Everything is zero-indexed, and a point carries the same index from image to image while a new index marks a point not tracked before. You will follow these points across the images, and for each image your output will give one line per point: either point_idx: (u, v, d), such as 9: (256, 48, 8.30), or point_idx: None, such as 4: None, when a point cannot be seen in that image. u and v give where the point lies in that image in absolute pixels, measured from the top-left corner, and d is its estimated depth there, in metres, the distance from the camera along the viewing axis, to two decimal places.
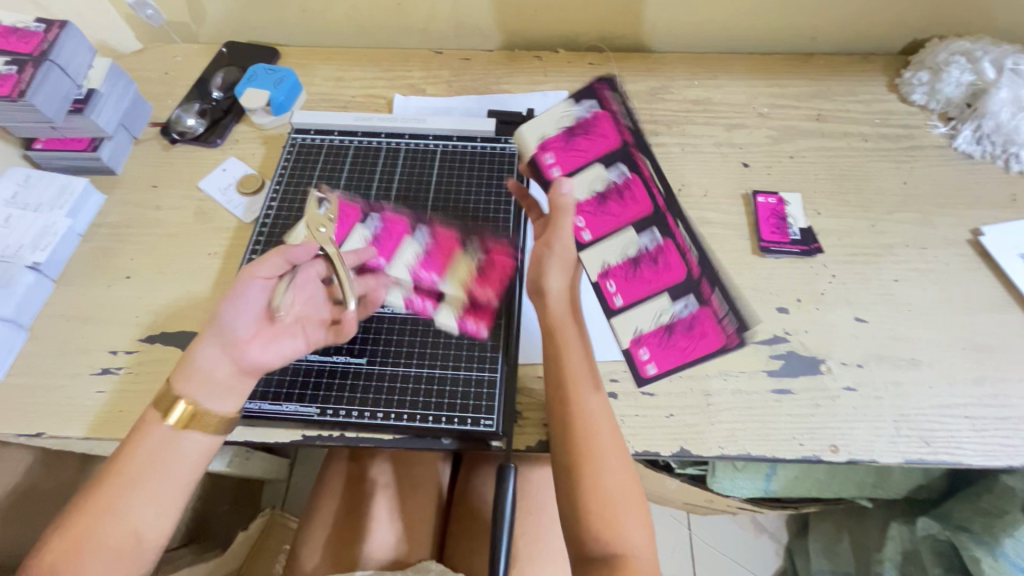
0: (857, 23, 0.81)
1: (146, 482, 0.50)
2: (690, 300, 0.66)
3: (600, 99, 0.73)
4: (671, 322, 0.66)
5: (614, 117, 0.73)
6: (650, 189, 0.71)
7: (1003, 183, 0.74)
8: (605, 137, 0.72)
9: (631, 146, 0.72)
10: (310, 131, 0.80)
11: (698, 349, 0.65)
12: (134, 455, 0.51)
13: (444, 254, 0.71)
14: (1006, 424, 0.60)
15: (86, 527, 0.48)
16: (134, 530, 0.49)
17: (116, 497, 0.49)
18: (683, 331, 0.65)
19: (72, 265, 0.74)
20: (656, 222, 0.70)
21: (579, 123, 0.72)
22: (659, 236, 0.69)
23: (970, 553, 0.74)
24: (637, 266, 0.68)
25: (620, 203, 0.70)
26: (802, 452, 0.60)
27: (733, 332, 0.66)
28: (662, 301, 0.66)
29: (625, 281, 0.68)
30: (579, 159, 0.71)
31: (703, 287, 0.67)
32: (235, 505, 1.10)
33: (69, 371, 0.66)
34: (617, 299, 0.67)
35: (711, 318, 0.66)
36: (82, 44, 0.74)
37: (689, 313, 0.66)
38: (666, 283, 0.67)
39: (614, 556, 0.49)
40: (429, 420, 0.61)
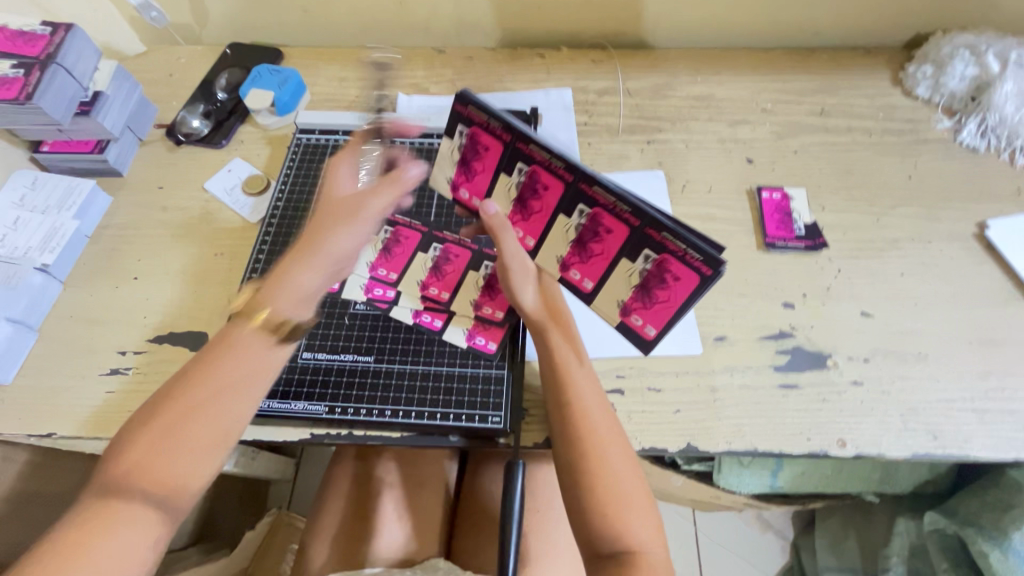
0: (860, 18, 0.81)
1: (213, 405, 0.46)
2: (648, 251, 0.54)
3: (467, 118, 0.57)
4: (645, 282, 0.56)
5: (485, 125, 0.56)
6: (553, 168, 0.55)
7: (1007, 176, 0.74)
8: (490, 151, 0.58)
9: (515, 137, 0.55)
10: (315, 130, 0.80)
11: (680, 292, 0.54)
12: (194, 378, 0.47)
13: (453, 270, 0.68)
14: (1014, 418, 0.60)
15: (173, 418, 0.45)
16: (196, 460, 0.45)
17: (207, 398, 0.46)
18: (660, 285, 0.55)
19: (79, 266, 0.74)
20: (577, 196, 0.55)
21: (464, 151, 0.60)
22: (587, 207, 0.55)
23: (978, 548, 0.74)
24: (584, 245, 0.58)
25: (537, 198, 0.58)
26: (810, 447, 0.60)
27: (702, 265, 0.51)
28: (626, 265, 0.56)
29: (583, 264, 0.59)
30: (484, 180, 0.61)
31: (653, 234, 0.52)
32: (241, 505, 1.10)
33: (78, 372, 0.67)
34: (587, 283, 0.61)
35: (676, 261, 0.53)
36: (88, 47, 0.74)
37: (654, 264, 0.54)
38: (618, 247, 0.56)
39: (623, 552, 0.50)
40: (437, 418, 0.61)
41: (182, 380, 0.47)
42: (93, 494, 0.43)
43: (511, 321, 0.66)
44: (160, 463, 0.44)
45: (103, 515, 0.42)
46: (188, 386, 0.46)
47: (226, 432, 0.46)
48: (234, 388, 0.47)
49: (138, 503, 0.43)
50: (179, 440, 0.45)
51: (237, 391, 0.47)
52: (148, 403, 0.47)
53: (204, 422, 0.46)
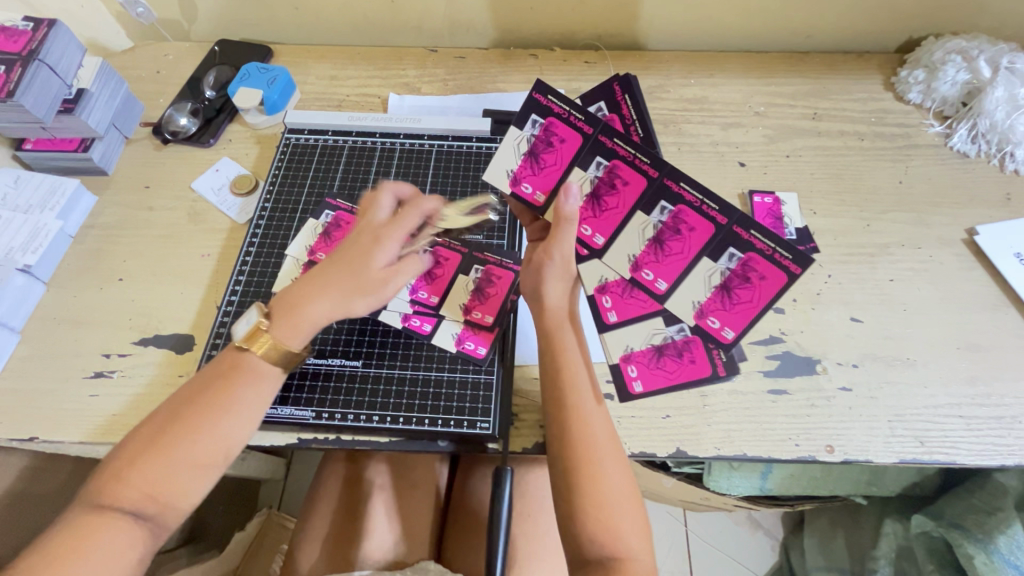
0: (854, 22, 0.81)
1: (212, 425, 0.50)
2: (733, 249, 0.55)
3: (545, 107, 0.55)
4: (726, 282, 0.56)
5: (565, 114, 0.54)
6: (637, 162, 0.54)
7: (997, 182, 0.74)
8: (565, 141, 0.55)
9: (598, 130, 0.54)
10: (304, 130, 0.80)
11: (764, 294, 0.56)
12: (195, 400, 0.51)
13: (442, 274, 0.68)
14: (1000, 424, 0.60)
15: (176, 430, 0.50)
16: (188, 478, 0.49)
17: (206, 415, 0.50)
18: (742, 286, 0.56)
19: (63, 267, 0.73)
20: (659, 193, 0.54)
21: (536, 143, 0.56)
22: (671, 204, 0.54)
23: (963, 551, 0.75)
24: (661, 245, 0.57)
25: (612, 194, 0.56)
26: (798, 453, 0.60)
27: (791, 263, 0.53)
28: (706, 264, 0.56)
29: (621, 297, 0.64)
30: (554, 174, 0.57)
31: (740, 233, 0.54)
32: (230, 505, 1.09)
33: (62, 374, 0.66)
34: (660, 285, 0.59)
35: (764, 260, 0.54)
36: (71, 42, 0.73)
37: (737, 264, 0.55)
38: (699, 247, 0.56)
39: (611, 558, 0.50)
40: (425, 424, 0.61)
41: (181, 401, 0.51)
42: (84, 508, 0.47)
43: (500, 327, 0.65)
44: (151, 481, 0.48)
45: (94, 528, 0.46)
46: (195, 403, 0.51)
47: (220, 454, 0.51)
48: (233, 409, 0.52)
49: (124, 520, 0.47)
50: (174, 458, 0.49)
51: (235, 417, 0.52)
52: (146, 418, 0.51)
53: (202, 440, 0.50)
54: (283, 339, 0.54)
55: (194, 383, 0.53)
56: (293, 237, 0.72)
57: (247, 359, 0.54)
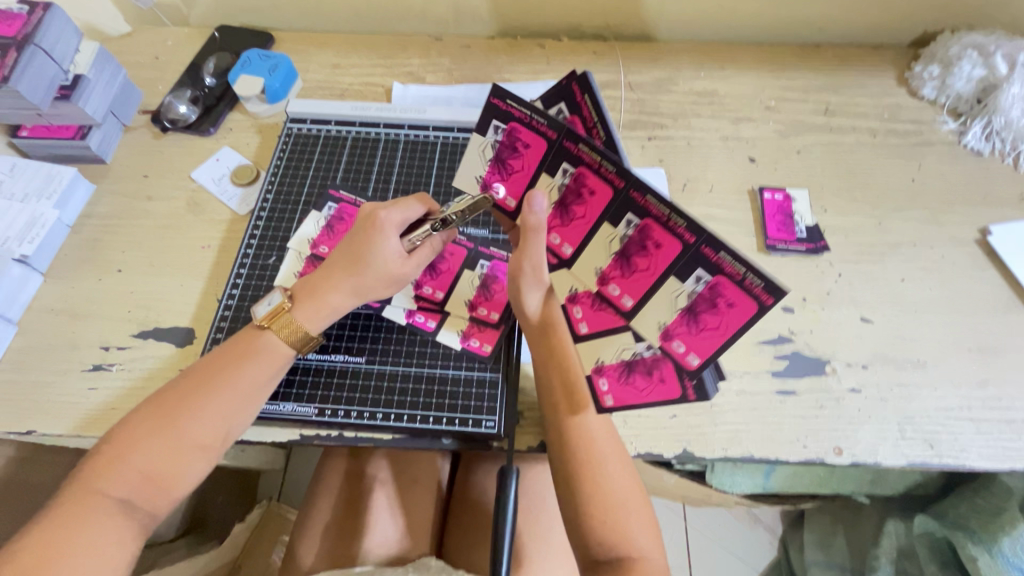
0: (868, 15, 0.79)
1: (219, 410, 0.51)
2: (701, 271, 0.45)
3: (505, 113, 0.49)
4: (692, 305, 0.47)
5: (527, 120, 0.48)
6: (602, 170, 0.46)
7: (1012, 181, 0.73)
8: (530, 147, 0.50)
9: (562, 135, 0.47)
10: (306, 120, 0.78)
11: (733, 322, 0.46)
12: (198, 383, 0.51)
13: (447, 268, 0.67)
14: (1009, 428, 0.60)
15: (178, 413, 0.50)
16: (190, 460, 0.49)
17: (211, 398, 0.51)
18: (709, 311, 0.46)
19: (61, 257, 0.72)
20: (626, 204, 0.47)
21: (502, 149, 0.52)
22: (636, 217, 0.47)
23: (967, 552, 0.74)
24: (627, 259, 0.49)
25: (579, 203, 0.49)
26: (806, 454, 0.60)
27: (763, 293, 0.43)
28: (673, 285, 0.47)
29: (592, 309, 0.54)
30: (523, 181, 0.52)
31: (711, 252, 0.44)
32: (231, 496, 1.09)
33: (59, 368, 0.65)
34: (627, 301, 0.51)
35: (733, 285, 0.44)
36: (68, 27, 0.71)
37: (706, 287, 0.46)
38: (666, 265, 0.47)
39: (620, 559, 0.50)
40: (429, 421, 0.60)
41: (184, 385, 0.51)
42: (71, 497, 0.46)
43: (504, 323, 0.64)
44: (151, 464, 0.48)
45: (82, 519, 0.45)
46: (197, 387, 0.51)
47: (221, 437, 0.51)
48: (238, 395, 0.52)
49: (116, 507, 0.46)
50: (175, 440, 0.49)
51: (240, 400, 0.52)
52: (145, 401, 0.51)
53: (206, 424, 0.50)
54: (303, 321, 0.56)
55: (195, 367, 0.53)
56: (294, 229, 0.71)
57: (256, 340, 0.55)
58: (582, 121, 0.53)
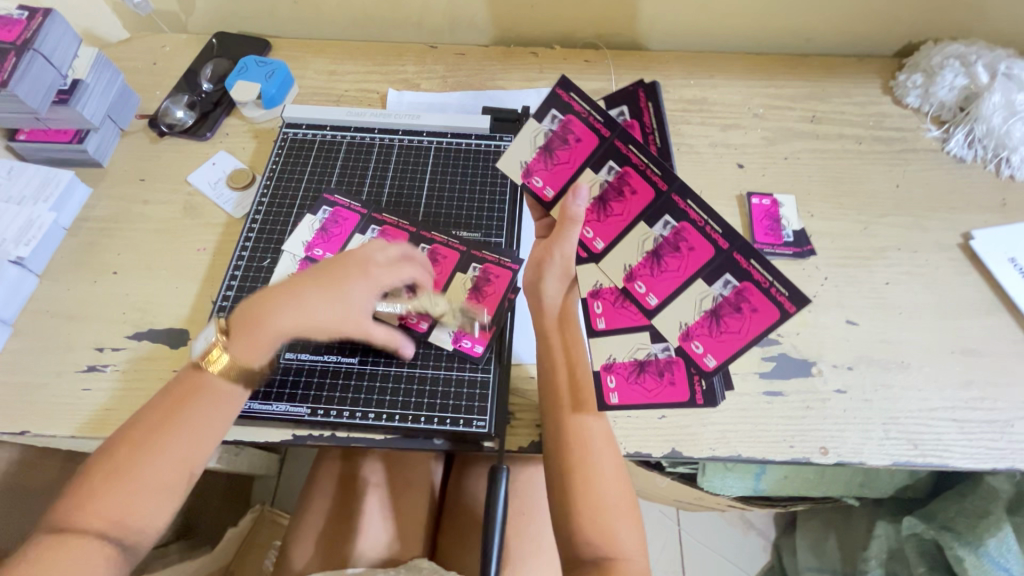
0: (854, 26, 0.81)
1: (175, 451, 0.50)
2: (729, 277, 0.53)
3: (566, 104, 0.54)
4: (717, 308, 0.55)
5: (586, 115, 0.54)
6: (649, 173, 0.53)
7: (994, 187, 0.75)
8: (581, 142, 0.55)
9: (616, 134, 0.53)
10: (302, 125, 0.79)
11: (754, 325, 0.54)
12: (156, 421, 0.50)
13: (440, 272, 0.68)
14: (992, 428, 0.61)
15: (133, 457, 0.49)
16: (155, 496, 0.49)
17: (166, 440, 0.50)
18: (732, 314, 0.54)
19: (57, 259, 0.72)
20: (665, 206, 0.53)
21: (552, 139, 0.56)
22: (674, 220, 0.53)
23: (954, 553, 0.76)
24: (660, 260, 0.55)
25: (619, 200, 0.55)
26: (792, 454, 0.60)
27: (786, 301, 0.51)
28: (700, 286, 0.55)
29: (612, 306, 0.61)
30: (566, 173, 0.57)
31: (742, 262, 0.52)
32: (224, 500, 1.09)
33: (55, 369, 0.65)
34: (651, 300, 0.58)
35: (758, 292, 0.52)
36: (67, 32, 0.72)
37: (732, 292, 0.53)
38: (696, 268, 0.54)
39: (605, 559, 0.51)
40: (420, 422, 0.61)
41: (134, 430, 0.50)
42: (43, 538, 0.46)
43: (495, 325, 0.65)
44: (116, 508, 0.47)
45: (53, 558, 0.45)
46: (149, 431, 0.50)
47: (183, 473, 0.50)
48: (193, 438, 0.51)
49: (91, 546, 0.46)
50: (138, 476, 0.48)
51: (195, 439, 0.51)
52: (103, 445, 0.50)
53: (164, 466, 0.49)
54: (240, 354, 0.54)
55: (151, 406, 0.52)
56: (288, 234, 0.71)
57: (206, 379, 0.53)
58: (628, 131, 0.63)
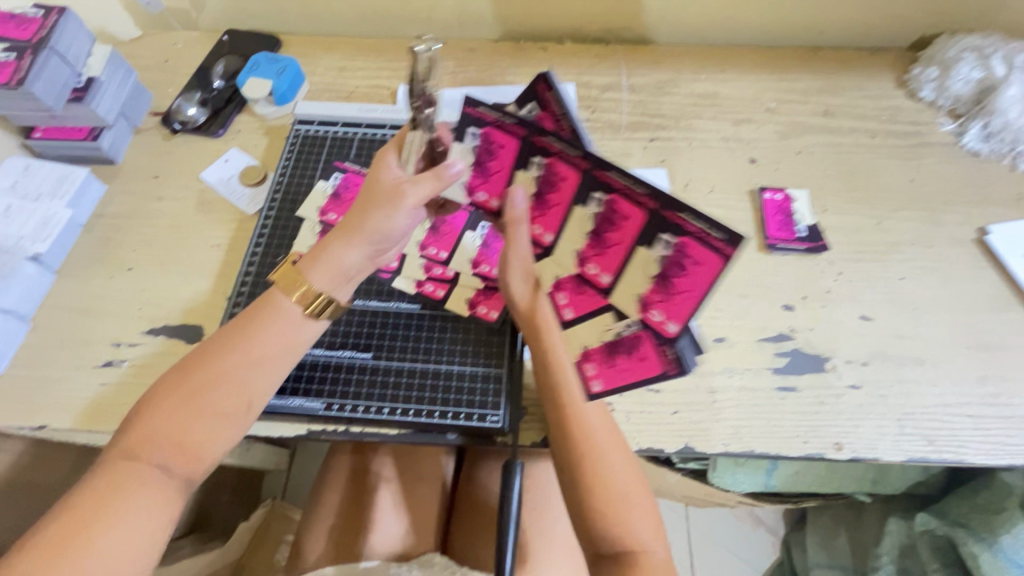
0: (867, 18, 0.80)
1: (244, 377, 0.48)
2: (666, 237, 0.49)
3: (478, 118, 0.54)
4: (664, 271, 0.50)
5: (500, 120, 0.53)
6: (568, 156, 0.51)
7: (1010, 181, 0.74)
8: (504, 148, 0.54)
9: (531, 131, 0.52)
10: (314, 122, 0.79)
11: (702, 282, 0.49)
12: (222, 346, 0.49)
13: (449, 231, 0.70)
14: (1008, 424, 0.60)
15: (205, 383, 0.47)
16: (222, 428, 0.47)
17: (236, 365, 0.48)
18: (680, 275, 0.50)
19: (73, 256, 0.73)
20: (592, 184, 0.51)
21: (479, 153, 0.55)
22: (603, 195, 0.51)
23: (968, 551, 0.75)
24: (601, 236, 0.53)
25: (551, 191, 0.53)
26: (806, 450, 0.60)
27: (724, 246, 0.47)
28: (643, 253, 0.51)
29: (574, 292, 0.57)
30: (500, 181, 0.56)
31: (675, 214, 0.48)
32: (236, 495, 1.10)
33: (72, 364, 0.66)
34: (602, 275, 0.54)
35: (699, 244, 0.48)
36: (81, 31, 0.73)
37: (673, 250, 0.49)
38: (633, 236, 0.51)
39: (623, 553, 0.50)
40: (434, 416, 0.61)
41: (209, 352, 0.49)
42: (112, 461, 0.45)
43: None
44: (184, 433, 0.46)
45: (121, 486, 0.44)
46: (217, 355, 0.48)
47: (246, 405, 0.48)
48: (264, 362, 0.49)
49: (154, 473, 0.45)
50: (198, 408, 0.47)
51: (262, 367, 0.49)
52: (174, 368, 0.49)
53: (229, 393, 0.48)
54: (305, 274, 0.51)
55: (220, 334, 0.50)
56: (303, 199, 0.74)
57: (279, 301, 0.51)
58: (550, 116, 0.59)
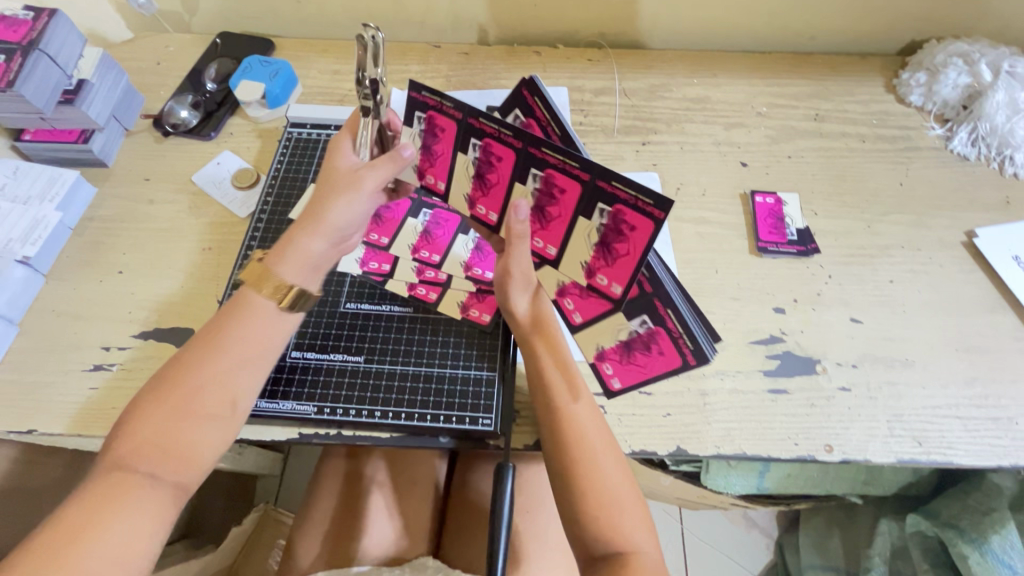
0: (856, 23, 0.81)
1: (228, 376, 0.48)
2: (602, 205, 0.52)
3: (421, 102, 0.55)
4: (604, 238, 0.54)
5: (438, 104, 0.54)
6: (502, 137, 0.52)
7: (997, 185, 0.75)
8: (444, 132, 0.55)
9: (466, 113, 0.53)
10: (306, 125, 0.79)
11: (638, 244, 0.53)
12: (203, 350, 0.48)
13: (441, 235, 0.70)
14: (996, 426, 0.61)
15: (188, 387, 0.47)
16: (209, 429, 0.47)
17: (218, 365, 0.48)
18: (618, 240, 0.54)
19: (63, 259, 0.72)
20: (528, 160, 0.53)
21: (425, 140, 0.57)
22: (539, 170, 0.53)
23: (958, 551, 0.75)
24: (542, 211, 0.56)
25: (491, 171, 0.55)
26: (798, 452, 0.61)
27: (654, 209, 0.50)
28: (584, 224, 0.54)
29: (580, 298, 0.61)
30: (445, 165, 0.58)
31: (605, 184, 0.51)
32: (228, 500, 1.09)
33: (62, 368, 0.65)
34: (551, 249, 0.58)
35: (630, 210, 0.51)
36: (72, 33, 0.72)
37: (609, 218, 0.53)
38: (573, 207, 0.54)
39: (616, 555, 0.49)
40: (426, 420, 0.61)
41: (193, 354, 0.48)
42: (100, 471, 0.44)
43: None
44: (171, 438, 0.45)
45: (111, 494, 0.43)
46: (200, 357, 0.48)
47: (232, 403, 0.48)
48: (246, 360, 0.49)
49: (143, 480, 0.44)
50: (183, 411, 0.46)
51: (245, 364, 0.49)
52: (156, 376, 0.48)
53: (214, 393, 0.47)
54: (274, 267, 0.51)
55: (198, 338, 0.50)
56: (295, 202, 0.74)
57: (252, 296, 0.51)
58: None
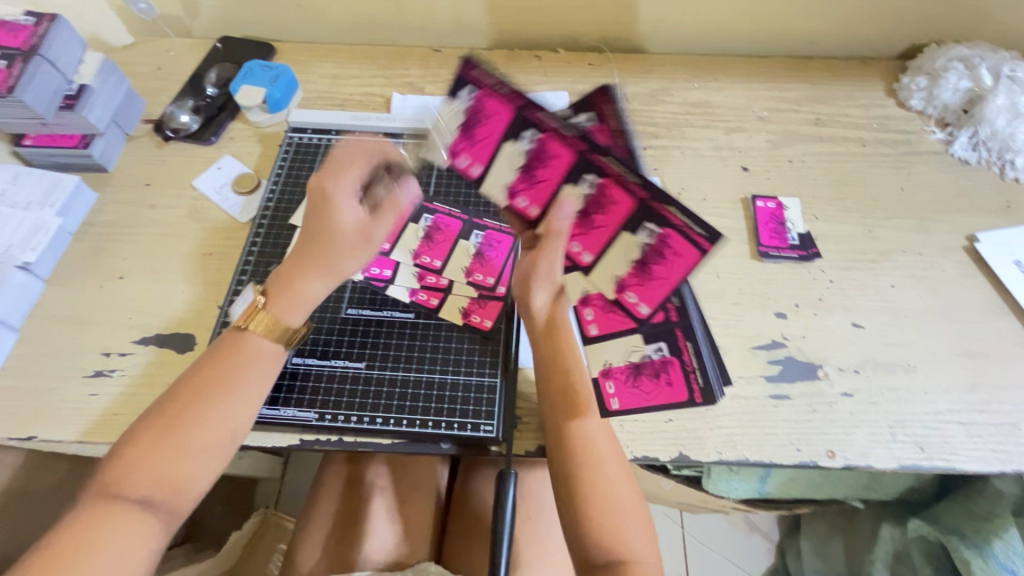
0: (857, 27, 0.81)
1: (223, 411, 0.50)
2: (650, 225, 0.58)
3: (477, 84, 0.58)
4: (643, 257, 0.59)
5: (494, 87, 0.58)
6: (563, 135, 0.56)
7: (998, 189, 0.75)
8: (496, 116, 0.59)
9: (526, 106, 0.57)
10: (307, 130, 0.80)
11: (677, 270, 0.59)
12: (202, 382, 0.50)
13: (442, 240, 0.70)
14: (999, 431, 0.61)
15: (186, 419, 0.48)
16: (204, 464, 0.48)
17: (216, 402, 0.50)
18: (658, 262, 0.59)
19: (63, 264, 0.72)
20: (584, 167, 0.57)
21: (465, 119, 0.60)
22: (594, 178, 0.57)
23: (959, 555, 0.76)
24: (589, 215, 0.59)
25: (543, 167, 0.58)
26: (800, 458, 0.60)
27: (703, 240, 0.57)
28: (626, 237, 0.59)
29: (601, 311, 0.64)
30: (486, 148, 0.60)
31: (661, 207, 0.57)
32: (228, 504, 1.09)
33: (62, 374, 0.65)
34: (585, 257, 0.62)
35: (679, 237, 0.57)
36: (73, 38, 0.73)
37: (654, 238, 0.58)
38: (620, 220, 0.59)
39: (618, 561, 0.49)
40: (428, 426, 0.61)
41: (191, 385, 0.50)
42: (93, 497, 0.46)
43: (501, 290, 0.68)
44: (165, 470, 0.47)
45: (103, 520, 0.44)
46: (199, 390, 0.50)
47: (229, 437, 0.50)
48: (241, 392, 0.51)
49: (136, 507, 0.46)
50: (180, 443, 0.48)
51: (240, 398, 0.51)
52: (153, 405, 0.50)
53: (211, 428, 0.49)
54: (280, 314, 0.54)
55: (197, 368, 0.51)
56: (296, 207, 0.74)
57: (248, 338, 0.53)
58: (606, 128, 0.71)
